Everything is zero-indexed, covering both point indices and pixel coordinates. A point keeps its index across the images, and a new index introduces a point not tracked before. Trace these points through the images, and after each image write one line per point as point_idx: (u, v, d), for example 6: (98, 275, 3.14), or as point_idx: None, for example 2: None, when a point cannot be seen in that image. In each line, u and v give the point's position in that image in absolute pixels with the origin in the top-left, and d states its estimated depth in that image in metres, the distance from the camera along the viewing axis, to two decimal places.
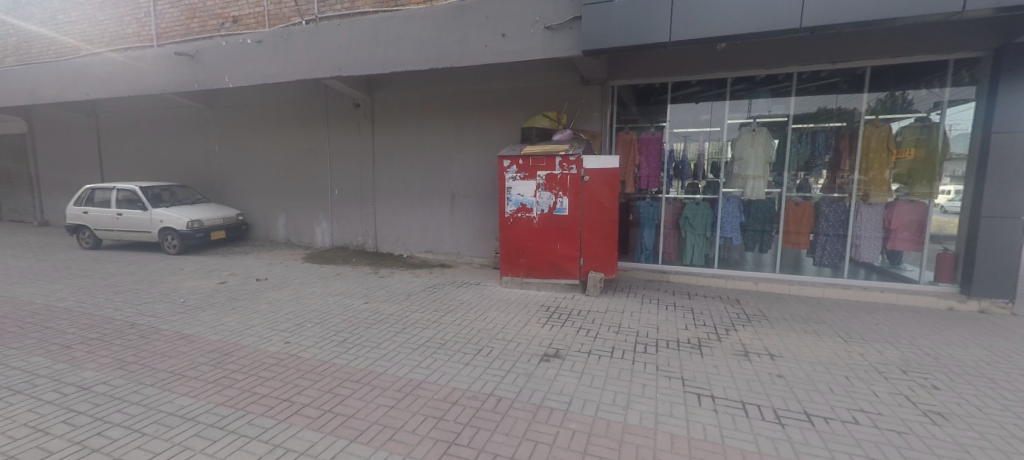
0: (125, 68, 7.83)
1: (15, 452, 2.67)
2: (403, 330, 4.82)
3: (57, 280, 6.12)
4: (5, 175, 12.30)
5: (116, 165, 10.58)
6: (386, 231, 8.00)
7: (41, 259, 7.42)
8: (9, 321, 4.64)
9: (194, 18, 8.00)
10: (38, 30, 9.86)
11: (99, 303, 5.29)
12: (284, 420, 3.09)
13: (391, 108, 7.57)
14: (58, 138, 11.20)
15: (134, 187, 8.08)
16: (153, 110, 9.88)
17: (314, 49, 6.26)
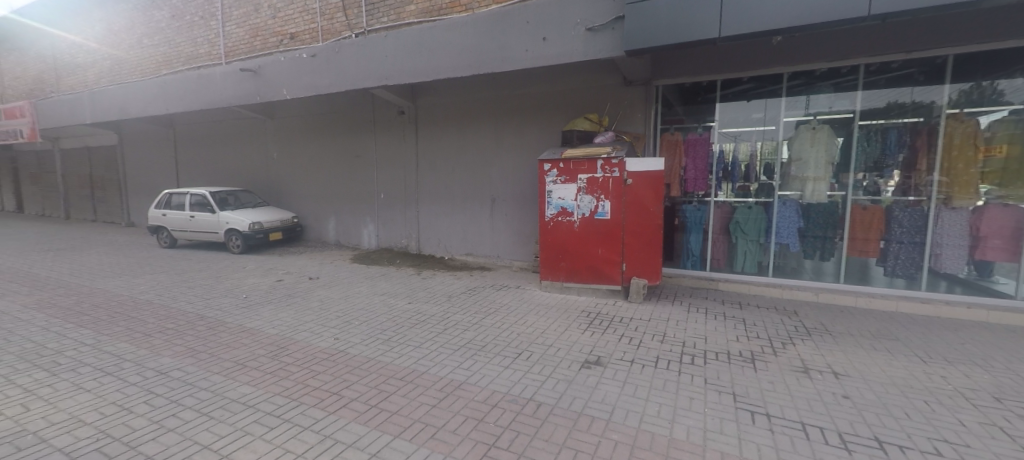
0: (197, 84, 8.58)
1: (105, 429, 2.99)
2: (445, 331, 4.91)
3: (141, 275, 6.81)
4: (100, 181, 13.87)
5: (189, 172, 11.61)
6: (428, 234, 8.21)
7: (128, 256, 8.29)
8: (102, 310, 5.22)
9: (257, 36, 8.65)
10: (128, 52, 11.05)
11: (175, 297, 5.82)
12: (333, 413, 3.24)
13: (434, 115, 7.76)
14: (142, 148, 12.48)
15: (205, 191, 8.84)
16: (221, 121, 10.76)
17: (363, 60, 6.55)
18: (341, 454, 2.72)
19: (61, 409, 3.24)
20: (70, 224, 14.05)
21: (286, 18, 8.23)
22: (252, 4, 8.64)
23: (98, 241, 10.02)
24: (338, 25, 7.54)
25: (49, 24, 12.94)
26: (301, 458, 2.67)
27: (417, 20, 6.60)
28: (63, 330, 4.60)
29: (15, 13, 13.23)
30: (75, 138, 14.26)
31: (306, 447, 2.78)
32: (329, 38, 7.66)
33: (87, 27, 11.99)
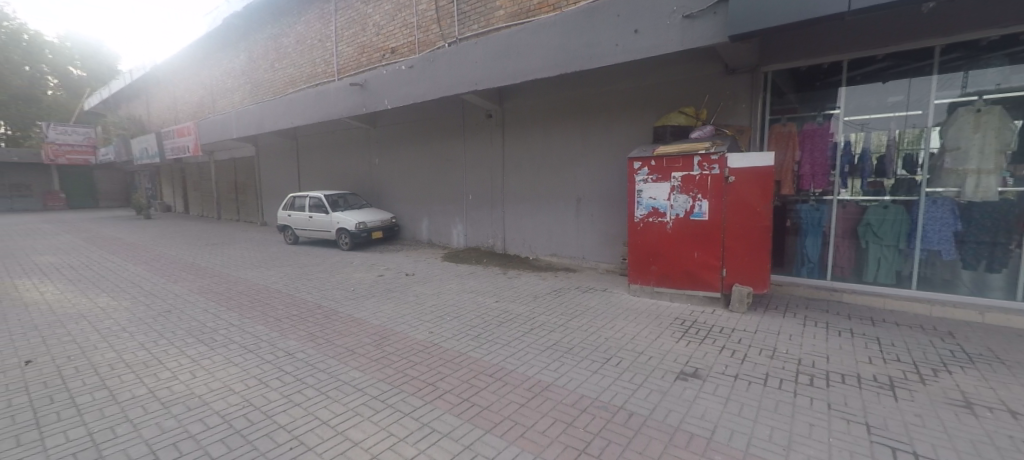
0: (315, 100, 9.74)
1: (248, 399, 3.52)
2: (532, 330, 4.95)
3: (272, 267, 7.93)
4: (241, 186, 16.47)
5: (307, 177, 13.25)
6: (514, 234, 8.37)
7: (262, 251, 9.70)
8: (246, 296, 6.19)
9: (363, 53, 9.59)
10: (263, 75, 12.98)
11: (299, 287, 6.69)
12: (429, 403, 3.43)
13: (521, 116, 7.89)
14: (272, 157, 14.56)
15: (320, 194, 10.00)
16: (332, 132, 12.12)
17: (454, 67, 6.86)
18: (438, 442, 2.87)
19: (217, 378, 3.88)
20: (220, 222, 16.91)
21: (388, 33, 9.01)
22: (359, 24, 9.60)
23: (239, 237, 11.90)
24: (432, 36, 8.04)
25: (208, 56, 15.71)
26: (404, 442, 2.88)
27: (506, 25, 6.79)
28: (219, 312, 5.54)
29: (185, 50, 16.27)
30: (223, 150, 17.12)
31: (406, 433, 2.99)
32: (424, 49, 8.22)
33: (233, 56, 14.31)
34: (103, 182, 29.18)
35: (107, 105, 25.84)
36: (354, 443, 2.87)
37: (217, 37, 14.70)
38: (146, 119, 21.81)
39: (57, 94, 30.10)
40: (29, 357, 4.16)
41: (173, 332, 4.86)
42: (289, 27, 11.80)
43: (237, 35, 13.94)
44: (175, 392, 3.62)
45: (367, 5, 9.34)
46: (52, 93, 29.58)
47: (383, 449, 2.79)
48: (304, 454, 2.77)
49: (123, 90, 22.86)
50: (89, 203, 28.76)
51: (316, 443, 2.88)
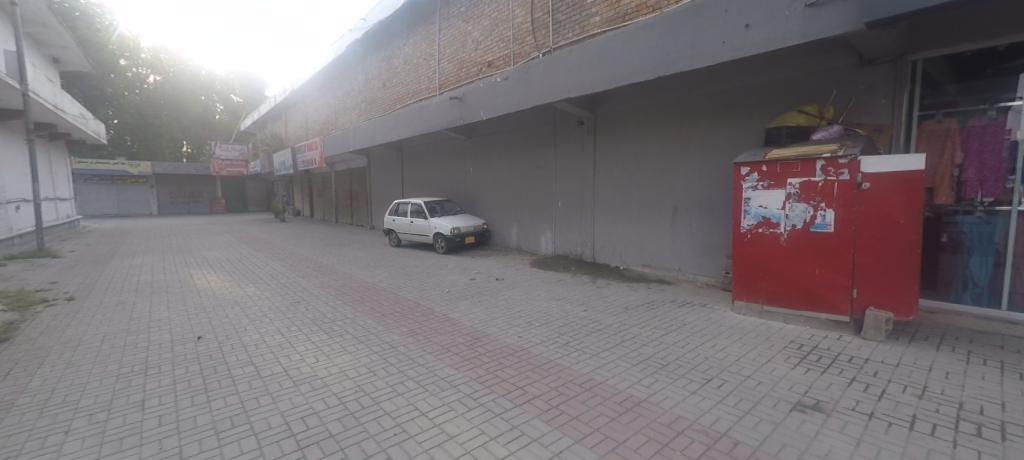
0: (418, 114, 10.59)
1: (359, 385, 3.89)
2: (623, 343, 4.76)
3: (379, 267, 8.76)
4: (354, 193, 18.54)
5: (408, 185, 14.47)
6: (603, 242, 8.22)
7: (369, 252, 10.78)
8: (359, 292, 6.92)
9: (462, 68, 10.25)
10: (376, 94, 14.51)
11: (402, 286, 7.30)
12: (518, 406, 3.45)
13: (614, 122, 7.75)
14: (380, 167, 16.19)
15: (420, 201, 10.86)
16: (431, 143, 13.08)
17: (548, 76, 6.97)
18: (527, 446, 2.86)
19: (335, 364, 4.37)
20: (337, 225, 19.19)
21: (485, 48, 9.53)
22: (459, 41, 10.25)
23: (352, 239, 13.39)
24: (528, 47, 8.32)
25: (333, 79, 18.03)
26: (495, 442, 2.93)
27: (601, 30, 6.81)
28: (337, 305, 6.25)
29: (315, 75, 18.85)
30: (342, 162, 19.45)
31: (497, 433, 3.04)
32: (519, 60, 8.56)
33: (352, 78, 16.22)
34: (252, 190, 34.95)
35: (257, 125, 30.98)
36: (449, 436, 3.00)
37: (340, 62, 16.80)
38: (284, 136, 25.70)
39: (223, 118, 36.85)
40: (200, 334, 5.10)
41: (302, 321, 5.60)
42: (398, 49, 13.01)
43: (356, 59, 15.79)
44: (302, 373, 4.15)
45: (467, 22, 9.95)
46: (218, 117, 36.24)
47: (476, 446, 2.87)
48: (406, 440, 2.97)
49: (269, 112, 27.22)
50: (241, 207, 34.58)
51: (416, 432, 3.07)
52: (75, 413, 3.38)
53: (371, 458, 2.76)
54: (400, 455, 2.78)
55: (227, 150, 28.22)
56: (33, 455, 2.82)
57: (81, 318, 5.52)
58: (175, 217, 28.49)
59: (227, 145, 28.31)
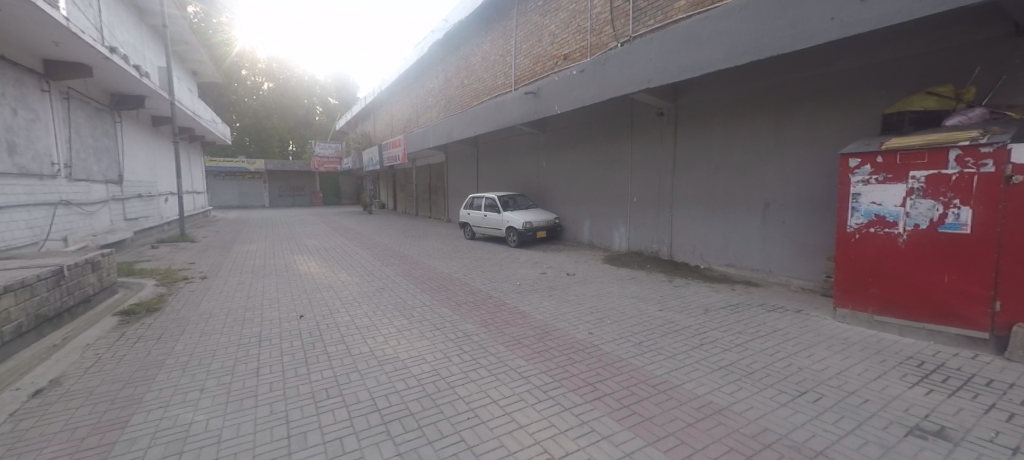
0: (493, 110, 10.84)
1: (436, 369, 4.12)
2: (703, 346, 4.50)
3: (455, 259, 9.17)
4: (432, 188, 19.56)
5: (482, 180, 14.93)
6: (682, 239, 7.83)
7: (445, 244, 11.31)
8: (438, 281, 7.31)
9: (538, 62, 10.32)
10: (454, 91, 15.12)
11: (478, 277, 7.58)
12: (588, 402, 3.42)
13: (697, 113, 7.33)
14: (456, 163, 16.89)
15: (494, 195, 11.17)
16: (505, 139, 13.36)
17: (626, 67, 6.76)
18: (597, 443, 2.83)
19: (416, 348, 4.67)
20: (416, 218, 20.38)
21: (561, 41, 9.49)
22: (535, 35, 10.30)
23: (429, 232, 14.14)
24: (606, 38, 8.15)
25: (415, 80, 19.09)
26: (564, 435, 2.94)
27: (687, 15, 6.49)
28: (417, 292, 6.66)
29: (399, 76, 20.10)
30: (421, 158, 20.60)
31: (567, 426, 3.05)
32: (596, 51, 8.43)
33: (432, 78, 17.06)
34: (343, 184, 38.30)
35: (349, 124, 33.80)
36: (520, 426, 3.07)
37: (422, 62, 17.71)
38: (372, 135, 27.81)
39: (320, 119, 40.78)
40: (303, 313, 5.72)
41: (387, 306, 6.04)
42: (476, 47, 13.40)
43: (436, 60, 16.57)
44: (386, 354, 4.49)
45: (543, 16, 9.96)
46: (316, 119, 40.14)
47: (546, 437, 2.91)
48: (478, 425, 3.09)
49: (360, 112, 29.62)
50: (335, 200, 38.07)
51: (488, 419, 3.18)
52: (206, 374, 3.98)
53: (446, 438, 2.92)
54: (473, 439, 2.90)
55: (325, 148, 31.07)
56: (177, 406, 3.38)
57: (211, 294, 6.48)
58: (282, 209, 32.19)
59: (324, 143, 31.06)
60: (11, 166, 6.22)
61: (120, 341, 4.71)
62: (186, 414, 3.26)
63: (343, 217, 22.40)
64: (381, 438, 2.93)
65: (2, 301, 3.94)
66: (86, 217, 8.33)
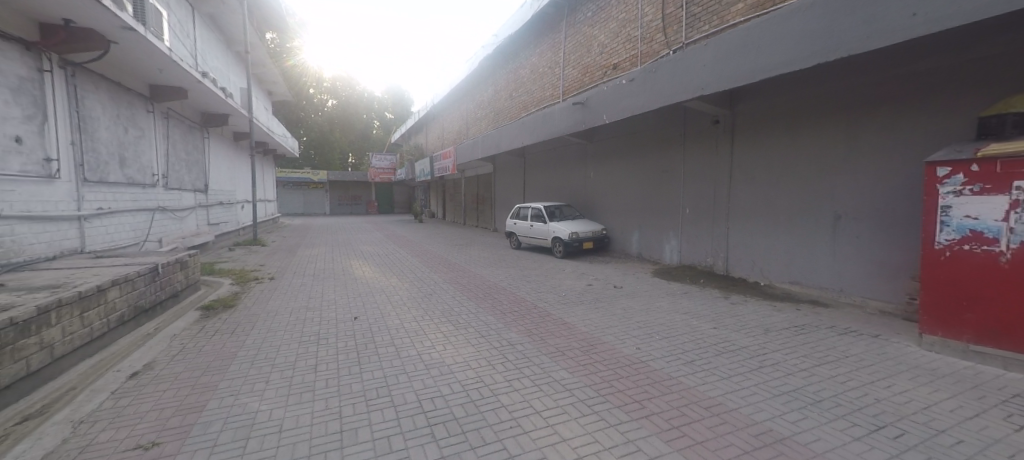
0: (541, 121, 10.93)
1: (479, 376, 4.16)
2: (763, 368, 4.18)
3: (501, 267, 9.28)
4: (480, 198, 19.95)
5: (529, 190, 15.03)
6: (740, 253, 7.40)
7: (492, 253, 11.47)
8: (483, 289, 7.42)
9: (587, 73, 10.30)
10: (504, 104, 15.43)
11: (522, 287, 7.60)
12: (635, 420, 3.29)
13: (755, 120, 6.97)
14: (504, 175, 17.17)
15: (541, 205, 11.19)
16: (552, 149, 13.39)
17: (678, 74, 6.58)
18: None
19: (460, 353, 4.76)
20: (465, 227, 20.88)
21: (610, 50, 9.42)
22: (585, 46, 10.30)
23: (476, 241, 14.42)
24: (657, 46, 7.99)
25: (467, 94, 19.72)
26: (609, 452, 2.84)
27: (745, 18, 6.24)
28: (463, 300, 6.79)
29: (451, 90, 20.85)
30: (471, 169, 21.14)
31: (612, 443, 2.95)
32: (646, 60, 8.28)
33: (482, 91, 17.54)
34: (397, 195, 40.18)
35: (404, 137, 35.53)
36: (562, 439, 3.02)
37: (474, 76, 18.27)
38: (425, 147, 29.01)
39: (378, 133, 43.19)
40: (356, 315, 6.03)
41: (435, 312, 6.22)
42: (525, 59, 13.62)
43: (487, 74, 17.04)
44: (433, 358, 4.61)
45: (593, 27, 9.96)
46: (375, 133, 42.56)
47: (589, 453, 2.84)
48: (521, 436, 3.06)
49: (415, 126, 31.02)
50: (389, 209, 39.99)
51: (531, 429, 3.16)
52: (271, 368, 4.31)
53: (488, 445, 2.93)
54: (515, 448, 2.89)
55: (381, 160, 33.05)
56: (246, 395, 3.69)
57: (278, 294, 7.04)
58: (341, 217, 34.36)
59: (381, 156, 32.83)
60: (121, 176, 7.18)
61: (201, 332, 5.24)
62: (253, 403, 3.55)
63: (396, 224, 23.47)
64: (426, 440, 3.01)
65: (110, 293, 4.54)
66: (177, 221, 9.39)
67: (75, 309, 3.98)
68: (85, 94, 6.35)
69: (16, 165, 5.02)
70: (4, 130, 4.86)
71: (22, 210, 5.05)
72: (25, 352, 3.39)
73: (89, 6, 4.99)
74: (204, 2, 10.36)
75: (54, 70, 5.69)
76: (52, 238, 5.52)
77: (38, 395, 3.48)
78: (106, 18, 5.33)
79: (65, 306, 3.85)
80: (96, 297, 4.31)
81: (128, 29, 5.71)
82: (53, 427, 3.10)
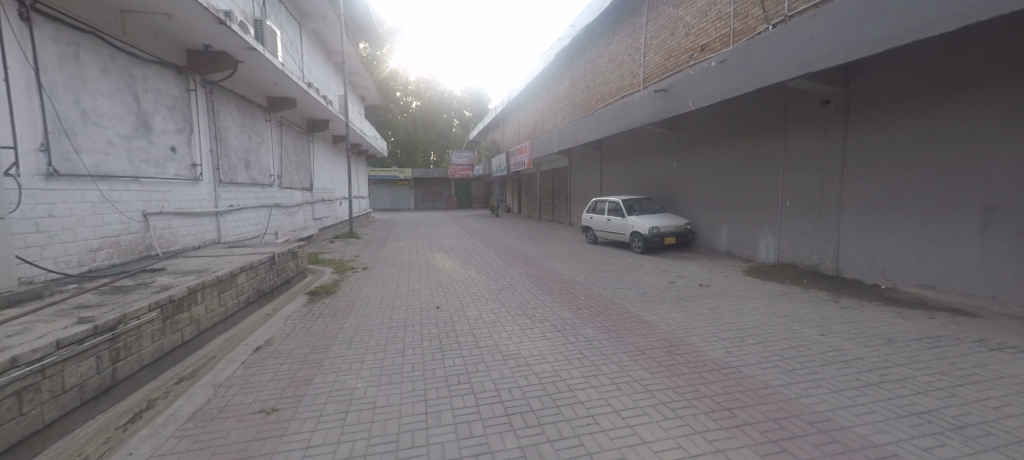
0: (619, 112, 10.56)
1: (556, 370, 4.17)
2: (883, 384, 3.62)
3: (577, 262, 9.17)
4: (556, 193, 19.90)
5: (606, 184, 14.65)
6: (854, 252, 6.51)
7: (567, 248, 11.41)
8: (561, 284, 7.41)
9: (670, 58, 9.71)
10: (580, 96, 15.16)
11: (600, 282, 7.45)
12: (724, 429, 3.05)
13: (876, 97, 6.04)
14: (579, 168, 16.93)
15: (619, 199, 10.84)
16: (632, 140, 12.87)
17: (779, 52, 5.94)
18: None
19: (537, 346, 4.80)
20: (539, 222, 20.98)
21: (698, 31, 8.79)
22: (669, 29, 9.72)
23: (551, 235, 14.43)
24: (754, 22, 7.30)
25: (542, 89, 19.69)
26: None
27: None
28: (540, 293, 6.84)
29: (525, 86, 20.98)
30: (546, 163, 21.14)
31: (697, 452, 2.76)
32: (740, 38, 7.61)
33: (558, 84, 17.41)
34: (475, 190, 41.69)
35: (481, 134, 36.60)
36: (642, 441, 2.90)
37: (550, 70, 18.17)
38: (501, 143, 29.64)
39: (457, 131, 45.00)
40: (438, 304, 6.38)
41: (512, 304, 6.33)
42: (603, 48, 13.24)
43: (563, 67, 16.86)
44: (508, 350, 4.71)
45: (678, 8, 9.34)
46: (454, 131, 44.37)
47: (672, 458, 2.69)
48: (599, 434, 3.00)
49: (491, 123, 31.75)
50: (467, 204, 41.68)
51: (609, 428, 3.08)
52: (365, 349, 4.73)
53: (565, 439, 2.93)
54: (592, 445, 2.84)
55: (460, 157, 34.58)
56: (344, 373, 4.10)
57: (371, 282, 7.70)
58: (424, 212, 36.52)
59: (460, 153, 34.18)
60: (247, 177, 8.34)
61: (309, 315, 5.93)
62: (350, 380, 3.93)
63: (474, 219, 24.38)
64: (504, 428, 3.08)
65: (240, 278, 5.32)
66: (289, 216, 10.69)
67: (214, 291, 4.71)
68: (220, 108, 7.46)
69: (172, 170, 6.06)
70: (164, 141, 5.90)
71: (176, 207, 6.11)
72: (180, 325, 4.10)
73: (221, 32, 5.81)
74: (309, 19, 11.55)
75: (198, 89, 6.78)
76: (197, 231, 6.60)
77: (189, 360, 4.20)
78: (234, 41, 6.16)
79: (208, 288, 4.59)
80: (229, 281, 5.07)
81: (251, 49, 6.54)
82: (200, 388, 3.72)
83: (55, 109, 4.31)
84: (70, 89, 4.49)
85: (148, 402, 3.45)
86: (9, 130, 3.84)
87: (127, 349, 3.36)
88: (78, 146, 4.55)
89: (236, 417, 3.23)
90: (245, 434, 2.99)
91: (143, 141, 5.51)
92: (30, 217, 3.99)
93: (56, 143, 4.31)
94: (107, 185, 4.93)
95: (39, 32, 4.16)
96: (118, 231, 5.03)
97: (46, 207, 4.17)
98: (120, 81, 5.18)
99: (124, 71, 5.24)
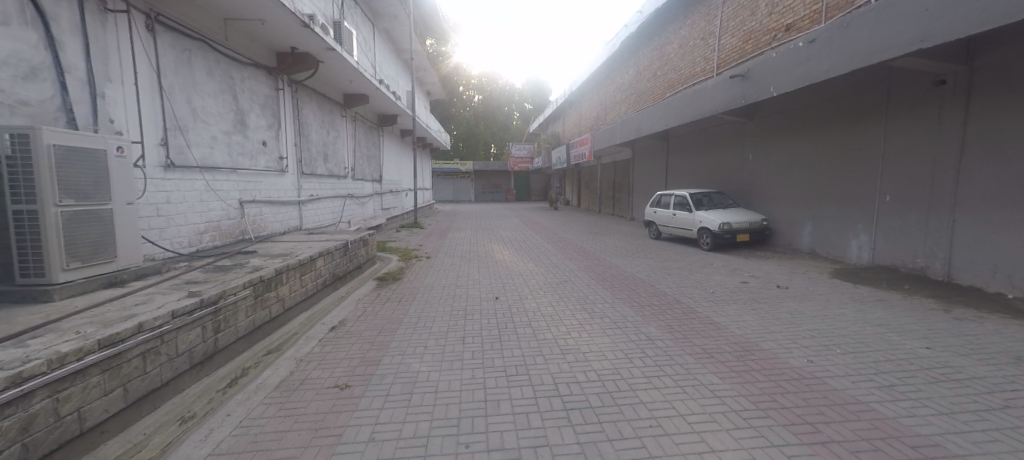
0: (688, 100, 10.01)
1: (617, 368, 4.06)
2: (1010, 410, 3.11)
3: (638, 258, 8.87)
4: (617, 186, 19.37)
5: (672, 177, 13.99)
6: (971, 255, 5.66)
7: (628, 243, 11.09)
8: (623, 279, 7.21)
9: (749, 41, 9.03)
10: (647, 85, 14.57)
11: (665, 279, 7.14)
12: (805, 444, 2.79)
13: (1007, 75, 5.17)
14: (643, 161, 16.31)
15: (686, 193, 10.30)
16: (702, 131, 12.15)
17: (882, 28, 5.29)
18: None
19: (597, 342, 4.71)
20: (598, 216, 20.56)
21: (783, 9, 8.09)
22: (749, 9, 9.03)
23: (611, 230, 14.09)
24: None
25: (606, 78, 19.17)
26: None
27: None
28: (600, 289, 6.70)
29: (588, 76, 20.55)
30: (608, 155, 20.61)
31: None
32: (835, 13, 6.87)
33: (623, 73, 16.86)
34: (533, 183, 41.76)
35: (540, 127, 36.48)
36: (711, 449, 2.74)
37: (614, 59, 17.63)
38: (562, 135, 29.35)
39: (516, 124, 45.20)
40: (497, 295, 6.49)
41: (572, 298, 6.27)
42: (673, 34, 12.60)
43: (628, 55, 16.31)
44: (568, 344, 4.67)
45: None
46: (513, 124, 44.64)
47: None
48: (662, 437, 2.88)
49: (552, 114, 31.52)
50: (525, 197, 41.94)
51: (673, 432, 2.95)
52: (429, 335, 4.92)
53: (626, 439, 2.85)
54: (655, 448, 2.73)
55: (519, 149, 34.79)
56: (410, 356, 4.31)
57: (435, 271, 8.00)
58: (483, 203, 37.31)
59: (519, 146, 34.41)
60: (325, 170, 8.99)
61: (378, 299, 6.29)
62: (415, 364, 4.11)
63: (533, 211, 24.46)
64: (562, 423, 3.07)
65: (318, 262, 5.77)
66: (360, 207, 11.40)
67: (296, 273, 5.14)
68: (303, 105, 8.09)
69: (263, 163, 6.70)
70: (256, 136, 6.52)
71: (265, 196, 6.74)
72: (268, 303, 4.52)
73: (304, 34, 6.27)
74: (382, 18, 12.13)
75: (285, 88, 7.40)
76: (282, 219, 7.24)
77: (275, 335, 4.64)
78: (315, 42, 6.61)
79: (291, 270, 5.03)
80: (310, 264, 5.51)
81: (330, 50, 6.99)
82: (284, 361, 4.09)
83: (172, 109, 4.94)
84: (183, 91, 5.11)
85: (242, 370, 3.86)
86: (137, 128, 4.46)
87: (226, 322, 3.77)
88: (189, 141, 5.17)
89: (314, 390, 3.52)
90: (322, 406, 3.24)
91: (240, 136, 6.14)
92: (152, 204, 4.61)
93: (173, 138, 4.92)
94: (212, 176, 5.57)
95: (161, 42, 4.77)
96: (219, 217, 5.66)
97: (165, 194, 4.78)
98: (222, 83, 5.80)
99: (226, 74, 5.85)
